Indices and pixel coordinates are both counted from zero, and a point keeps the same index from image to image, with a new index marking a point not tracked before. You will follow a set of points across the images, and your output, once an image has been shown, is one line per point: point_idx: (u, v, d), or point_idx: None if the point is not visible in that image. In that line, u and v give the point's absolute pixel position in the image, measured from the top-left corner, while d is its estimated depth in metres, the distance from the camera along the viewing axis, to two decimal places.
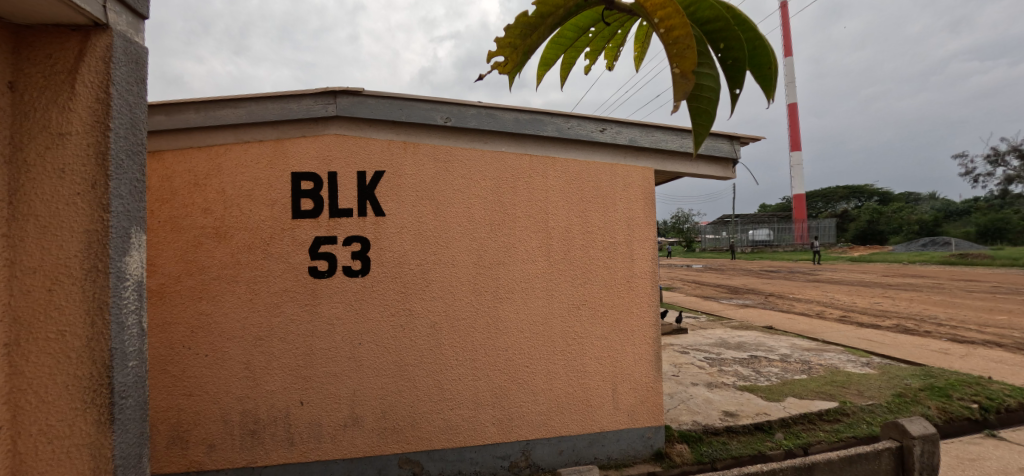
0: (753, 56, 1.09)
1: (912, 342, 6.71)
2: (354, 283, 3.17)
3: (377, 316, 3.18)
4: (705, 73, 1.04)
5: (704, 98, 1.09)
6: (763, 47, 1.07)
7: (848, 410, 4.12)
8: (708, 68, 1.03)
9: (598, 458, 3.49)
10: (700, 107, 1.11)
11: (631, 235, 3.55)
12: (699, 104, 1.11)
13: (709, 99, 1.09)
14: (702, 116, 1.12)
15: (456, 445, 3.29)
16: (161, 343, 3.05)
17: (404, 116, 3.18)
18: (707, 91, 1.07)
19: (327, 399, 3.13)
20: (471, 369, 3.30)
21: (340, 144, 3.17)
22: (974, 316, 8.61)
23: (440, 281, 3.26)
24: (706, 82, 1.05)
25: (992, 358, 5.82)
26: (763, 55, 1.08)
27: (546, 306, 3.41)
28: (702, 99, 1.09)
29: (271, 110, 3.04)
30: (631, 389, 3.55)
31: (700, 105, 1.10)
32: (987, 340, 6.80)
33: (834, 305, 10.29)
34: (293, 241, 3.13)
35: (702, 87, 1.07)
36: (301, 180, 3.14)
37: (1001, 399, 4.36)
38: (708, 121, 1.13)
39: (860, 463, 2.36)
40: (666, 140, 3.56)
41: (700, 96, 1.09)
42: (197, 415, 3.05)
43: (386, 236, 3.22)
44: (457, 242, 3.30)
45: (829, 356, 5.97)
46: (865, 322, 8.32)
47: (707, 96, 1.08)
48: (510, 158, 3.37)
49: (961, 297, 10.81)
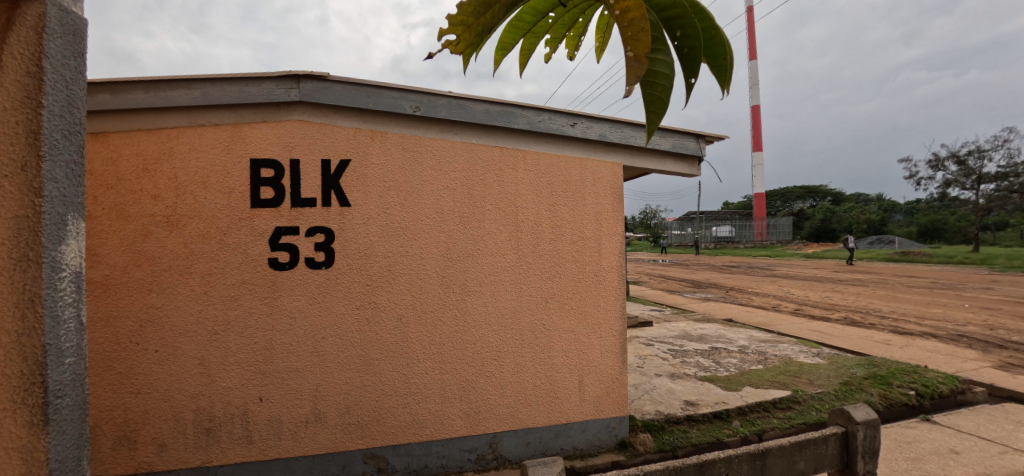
0: (709, 47, 1.10)
1: (859, 334, 7.11)
2: (318, 276, 3.07)
3: (341, 309, 3.09)
4: (660, 60, 1.02)
5: (658, 85, 1.07)
6: (718, 38, 1.07)
7: (800, 398, 4.33)
8: (663, 54, 1.02)
9: (564, 449, 3.53)
10: (654, 94, 1.09)
11: (599, 229, 3.59)
12: (653, 90, 1.08)
13: (663, 86, 1.07)
14: (656, 103, 1.10)
15: (422, 440, 3.25)
16: (106, 337, 2.86)
17: (371, 104, 3.08)
18: (661, 77, 1.06)
19: (287, 396, 3.03)
20: (438, 362, 3.26)
21: (303, 131, 3.05)
22: (914, 309, 9.20)
23: (408, 274, 3.20)
24: (661, 68, 1.04)
25: (929, 348, 6.26)
26: (718, 46, 1.09)
27: (515, 300, 3.41)
28: (657, 86, 1.07)
29: (228, 91, 2.89)
30: (598, 381, 3.60)
31: (654, 93, 1.08)
32: (925, 332, 7.29)
33: (789, 299, 10.80)
34: (252, 231, 2.99)
35: (657, 73, 1.05)
36: (261, 167, 3.00)
37: (935, 386, 4.68)
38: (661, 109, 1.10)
39: (810, 447, 2.45)
40: (634, 136, 3.60)
41: (653, 82, 1.06)
42: (146, 414, 2.89)
43: (351, 227, 3.12)
44: (425, 234, 3.24)
45: (784, 346, 6.25)
46: (818, 315, 8.77)
47: (661, 82, 1.06)
48: (480, 149, 3.33)
49: (904, 292, 11.51)
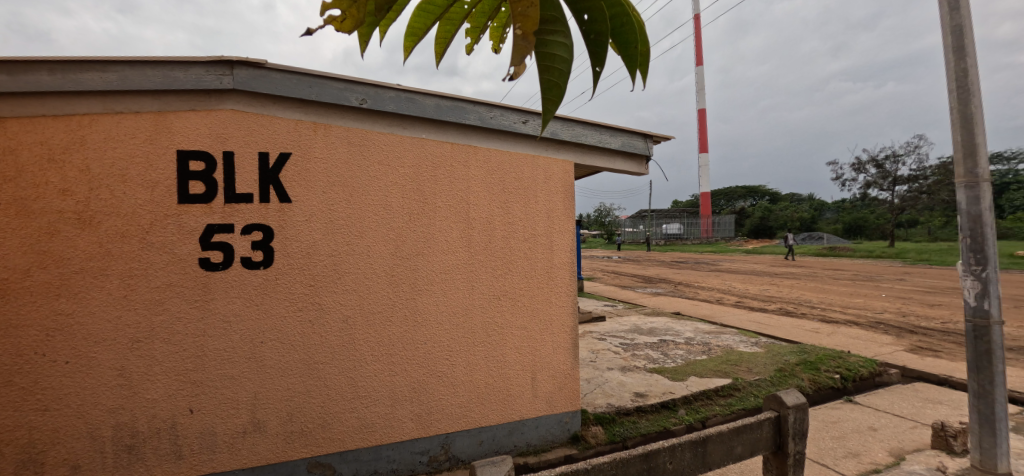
0: (618, 33, 0.98)
1: (792, 323, 7.61)
2: (255, 276, 2.88)
3: (282, 312, 2.92)
4: (558, 42, 0.89)
5: (555, 70, 0.92)
6: (627, 24, 0.96)
7: (739, 385, 4.56)
8: (561, 36, 0.89)
9: (518, 446, 3.52)
10: (551, 80, 0.92)
11: (550, 227, 3.60)
12: (550, 77, 0.93)
13: (561, 71, 0.92)
14: (553, 90, 0.92)
15: (371, 445, 3.14)
16: (4, 350, 2.52)
17: (314, 95, 2.92)
18: (559, 62, 0.91)
19: (221, 406, 2.82)
20: (387, 364, 3.15)
21: (238, 121, 2.84)
22: (839, 300, 9.97)
23: (354, 273, 3.07)
24: (559, 51, 0.90)
25: (851, 335, 6.79)
26: (628, 33, 0.97)
27: (467, 298, 3.35)
28: (553, 72, 0.92)
29: (150, 76, 2.65)
30: (550, 377, 3.61)
31: (551, 79, 0.92)
32: (849, 320, 7.91)
33: (731, 292, 11.39)
34: (179, 229, 2.76)
35: (554, 57, 0.91)
36: (189, 159, 2.77)
37: (857, 369, 5.07)
38: (559, 97, 0.91)
39: (746, 433, 2.55)
40: (584, 134, 3.64)
41: (550, 67, 0.92)
42: (54, 434, 2.58)
43: (292, 225, 2.95)
44: (372, 231, 3.12)
45: (726, 337, 6.57)
46: (756, 306, 9.30)
47: (559, 67, 0.92)
48: (430, 144, 3.24)
49: (831, 283, 12.44)
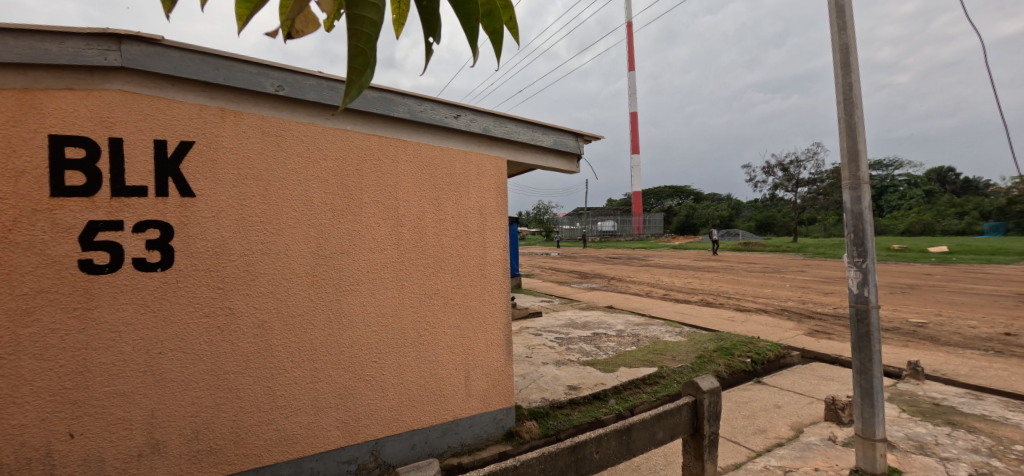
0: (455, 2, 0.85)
1: (711, 313, 8.16)
2: (152, 280, 2.56)
3: (184, 318, 2.62)
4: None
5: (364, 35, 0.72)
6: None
7: (664, 373, 4.80)
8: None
9: (452, 447, 3.44)
10: (357, 47, 0.72)
11: (483, 224, 3.55)
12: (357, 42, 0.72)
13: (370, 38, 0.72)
14: (359, 58, 0.72)
15: (292, 458, 2.91)
16: None
17: (221, 78, 2.64)
18: (368, 26, 0.72)
19: (110, 427, 2.48)
20: (309, 370, 2.94)
21: (128, 104, 2.49)
22: (751, 290, 10.85)
23: (270, 274, 2.83)
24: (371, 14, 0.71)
25: (761, 322, 7.41)
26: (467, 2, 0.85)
27: (397, 297, 3.22)
28: (360, 34, 0.71)
29: (12, 47, 2.22)
30: (484, 375, 3.57)
31: (359, 45, 0.72)
32: (759, 308, 8.63)
33: (658, 285, 12.01)
34: (53, 226, 2.36)
35: (363, 19, 0.71)
36: (65, 146, 2.38)
37: (764, 353, 5.52)
38: (366, 66, 0.72)
39: (665, 418, 2.63)
40: (516, 131, 3.62)
41: (357, 31, 0.71)
42: None
43: (196, 222, 2.65)
44: (291, 228, 2.88)
45: (652, 328, 6.90)
46: (680, 298, 9.88)
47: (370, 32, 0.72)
48: (356, 137, 3.06)
49: (744, 275, 13.53)
